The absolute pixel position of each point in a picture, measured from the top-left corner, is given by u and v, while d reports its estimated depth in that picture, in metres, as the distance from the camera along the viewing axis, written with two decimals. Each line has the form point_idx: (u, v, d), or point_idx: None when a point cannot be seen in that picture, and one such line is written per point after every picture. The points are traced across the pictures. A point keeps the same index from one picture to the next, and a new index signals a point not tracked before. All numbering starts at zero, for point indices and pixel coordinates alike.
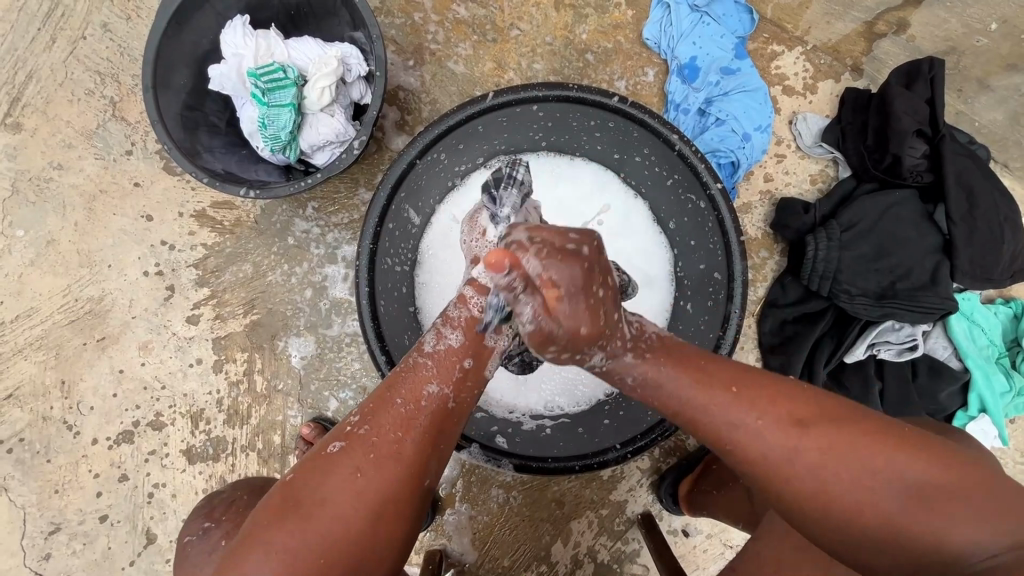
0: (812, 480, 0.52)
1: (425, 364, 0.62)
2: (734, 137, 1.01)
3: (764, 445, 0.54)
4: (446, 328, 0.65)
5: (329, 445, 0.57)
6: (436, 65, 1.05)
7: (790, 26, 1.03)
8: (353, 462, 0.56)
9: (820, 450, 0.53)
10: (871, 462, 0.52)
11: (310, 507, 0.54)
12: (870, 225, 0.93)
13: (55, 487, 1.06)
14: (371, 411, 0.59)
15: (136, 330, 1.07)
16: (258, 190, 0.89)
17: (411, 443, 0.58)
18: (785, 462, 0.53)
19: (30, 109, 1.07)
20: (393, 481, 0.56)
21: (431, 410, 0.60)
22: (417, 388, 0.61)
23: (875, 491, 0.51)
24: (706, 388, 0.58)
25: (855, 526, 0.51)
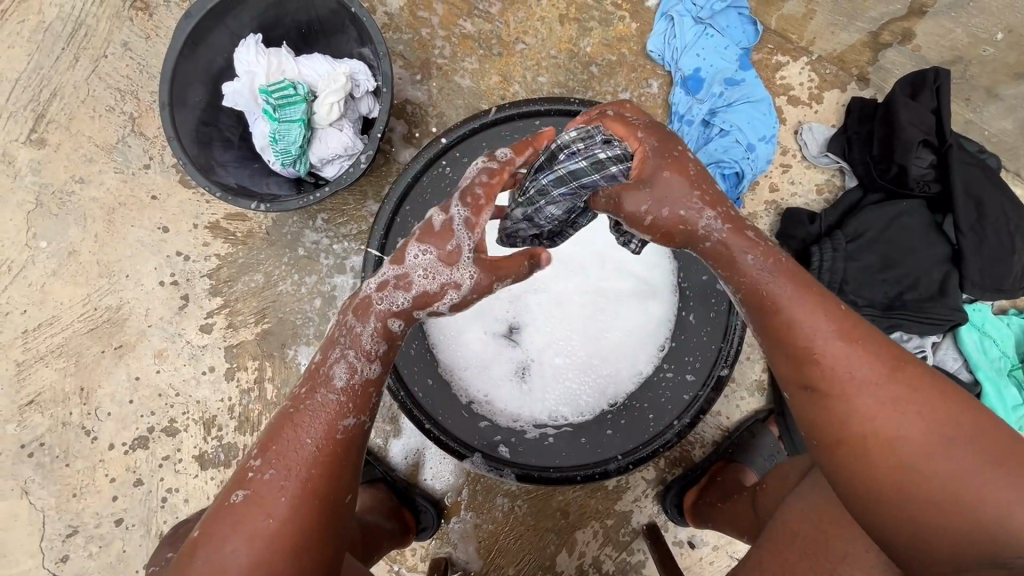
0: (889, 418, 0.53)
1: (333, 398, 0.59)
2: (739, 147, 1.01)
3: (846, 368, 0.55)
4: (357, 357, 0.60)
5: (232, 495, 0.55)
6: (443, 79, 1.07)
7: (795, 37, 1.03)
8: (263, 507, 0.54)
9: (898, 393, 0.53)
10: (956, 426, 0.51)
11: (218, 557, 0.53)
12: (876, 235, 0.92)
13: (73, 490, 1.09)
14: (277, 450, 0.57)
15: (151, 338, 1.11)
16: (269, 203, 0.91)
17: (328, 476, 0.57)
18: (853, 387, 0.54)
19: (54, 125, 1.12)
20: (304, 518, 0.55)
21: (345, 443, 0.58)
22: (331, 421, 0.58)
23: (941, 451, 0.50)
24: (809, 301, 0.57)
25: (895, 470, 0.51)
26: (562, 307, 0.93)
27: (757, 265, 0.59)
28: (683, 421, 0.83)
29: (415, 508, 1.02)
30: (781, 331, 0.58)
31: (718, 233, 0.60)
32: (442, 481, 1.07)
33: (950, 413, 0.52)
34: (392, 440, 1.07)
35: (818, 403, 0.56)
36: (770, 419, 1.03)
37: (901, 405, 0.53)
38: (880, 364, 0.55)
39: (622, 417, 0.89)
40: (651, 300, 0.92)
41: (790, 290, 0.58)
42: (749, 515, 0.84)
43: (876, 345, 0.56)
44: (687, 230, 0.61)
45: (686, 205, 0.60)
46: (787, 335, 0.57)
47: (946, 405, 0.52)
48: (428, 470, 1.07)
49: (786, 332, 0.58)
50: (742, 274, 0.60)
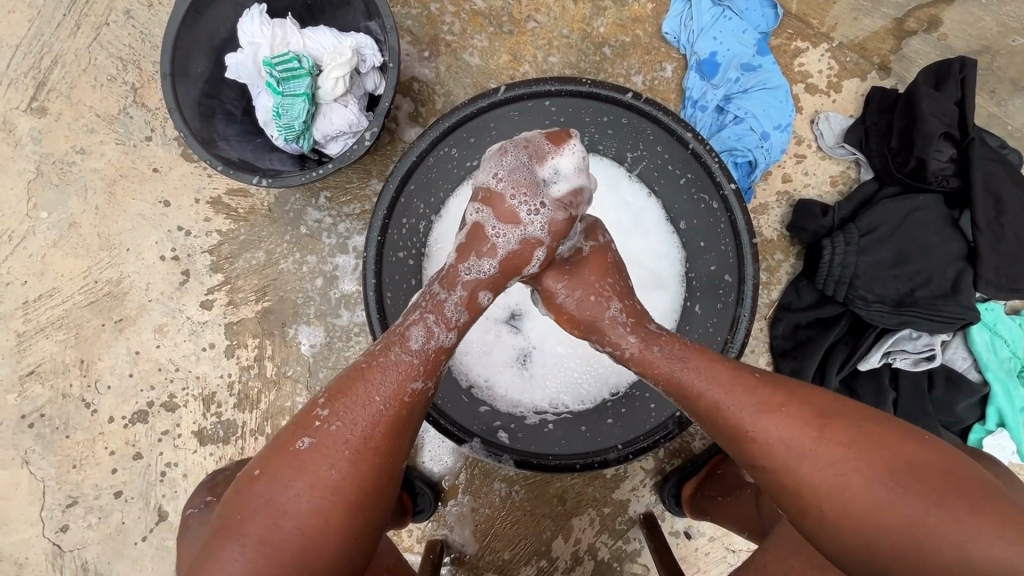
0: (839, 486, 0.54)
1: (408, 361, 0.64)
2: (753, 136, 0.98)
3: (775, 445, 0.57)
4: (438, 328, 0.66)
5: (301, 441, 0.60)
6: (451, 56, 1.05)
7: (816, 22, 1.00)
8: (327, 458, 0.59)
9: (833, 458, 0.55)
10: (904, 474, 0.53)
11: (284, 496, 0.58)
12: (890, 230, 0.90)
13: (73, 462, 1.10)
14: (345, 403, 0.61)
15: (152, 313, 1.10)
16: (271, 179, 0.90)
17: (390, 439, 0.61)
18: (794, 464, 0.56)
19: (55, 93, 1.10)
20: (363, 475, 0.60)
21: (410, 406, 0.63)
22: (400, 383, 0.63)
23: (892, 502, 0.52)
24: (725, 382, 0.60)
25: (864, 532, 0.53)
26: None
27: (671, 346, 0.64)
28: (683, 410, 0.77)
29: (413, 491, 1.03)
30: (711, 414, 0.60)
31: (625, 329, 0.67)
32: (440, 464, 1.07)
33: (894, 464, 0.53)
34: None
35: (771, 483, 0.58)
36: None
37: (843, 470, 0.54)
38: (807, 432, 0.56)
39: (623, 406, 0.88)
40: (656, 289, 0.90)
41: (705, 375, 0.61)
42: (750, 508, 0.84)
43: (803, 410, 0.58)
44: (596, 321, 0.69)
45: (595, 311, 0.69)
46: (718, 418, 0.60)
47: (881, 449, 0.54)
48: (427, 452, 1.07)
49: (716, 417, 0.60)
50: (658, 368, 0.64)
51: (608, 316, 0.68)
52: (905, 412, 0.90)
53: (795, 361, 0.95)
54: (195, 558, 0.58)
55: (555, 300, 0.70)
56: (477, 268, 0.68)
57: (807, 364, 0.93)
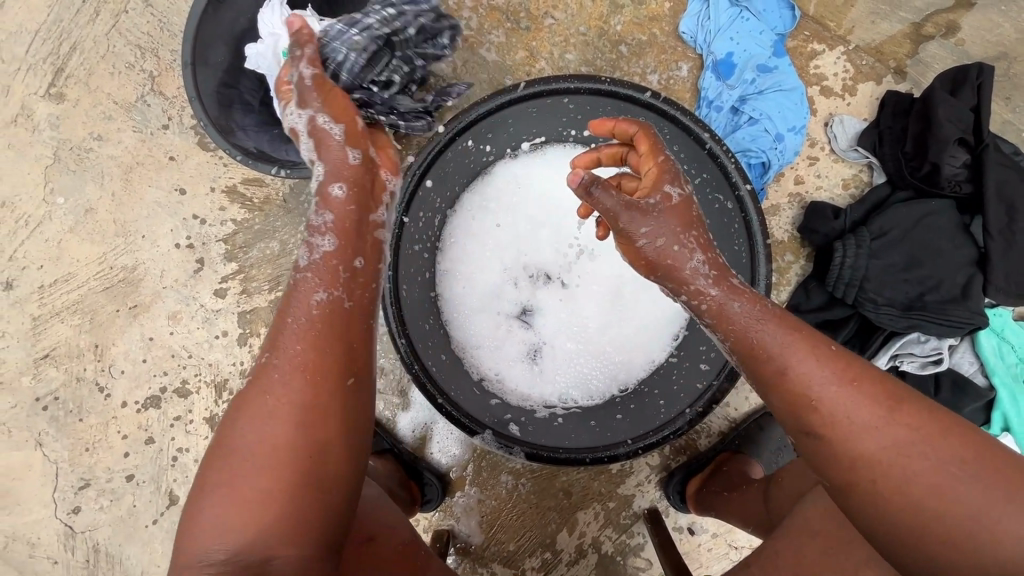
0: (900, 465, 0.52)
1: (306, 277, 0.64)
2: (767, 137, 0.99)
3: (844, 414, 0.55)
4: (316, 238, 0.66)
5: (243, 384, 0.60)
6: (468, 51, 1.05)
7: (833, 24, 1.00)
8: (262, 388, 0.59)
9: (903, 437, 0.53)
10: (972, 465, 0.52)
11: (236, 436, 0.58)
12: (901, 234, 0.90)
13: (86, 445, 1.12)
14: (279, 341, 0.62)
15: (166, 300, 1.11)
16: (289, 170, 0.91)
17: (314, 347, 0.61)
18: (861, 436, 0.54)
19: (73, 80, 1.11)
20: (300, 392, 0.59)
21: (327, 314, 0.63)
22: (308, 295, 0.63)
23: (956, 490, 0.51)
24: (802, 347, 0.57)
25: (917, 514, 0.51)
26: (582, 291, 0.95)
27: (748, 304, 0.60)
28: (696, 409, 0.79)
29: (421, 481, 1.05)
30: (779, 378, 0.57)
31: (707, 279, 0.60)
32: (448, 455, 1.08)
33: (959, 456, 0.52)
34: (400, 414, 1.08)
35: (827, 452, 0.55)
36: None
37: (906, 452, 0.53)
38: (880, 408, 0.54)
39: (632, 403, 0.89)
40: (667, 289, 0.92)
41: (784, 336, 0.58)
42: (759, 504, 0.85)
43: (872, 387, 0.55)
44: (673, 267, 0.61)
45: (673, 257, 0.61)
46: (787, 381, 0.57)
47: (951, 439, 0.53)
48: (435, 443, 1.08)
49: (784, 383, 0.57)
50: (733, 323, 0.60)
51: (688, 267, 0.61)
52: None
53: None
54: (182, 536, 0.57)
55: (635, 244, 0.62)
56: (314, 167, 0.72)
57: None
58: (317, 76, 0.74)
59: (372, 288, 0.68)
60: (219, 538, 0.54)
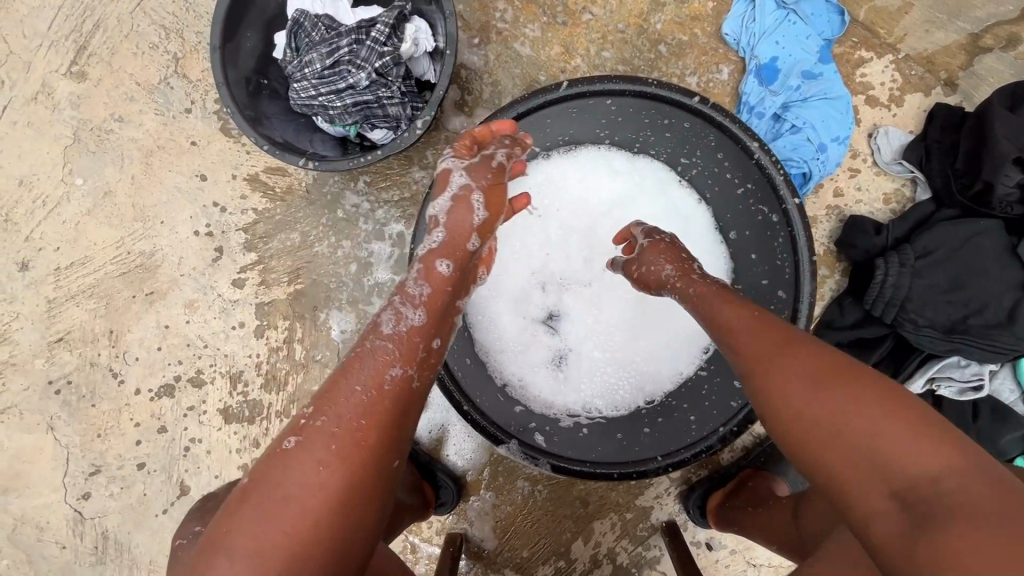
0: (827, 410, 0.53)
1: (386, 347, 0.62)
2: (810, 146, 0.95)
3: (774, 363, 0.58)
4: (407, 307, 0.65)
5: (286, 441, 0.56)
6: (502, 45, 1.02)
7: (884, 32, 0.96)
8: (315, 457, 0.55)
9: (828, 383, 0.54)
10: (905, 418, 0.50)
11: (271, 505, 0.53)
12: (947, 254, 0.87)
13: (98, 431, 1.10)
14: (331, 402, 0.58)
15: (183, 288, 1.09)
16: (316, 161, 0.88)
17: (378, 429, 0.58)
18: (788, 380, 0.56)
19: (95, 59, 1.08)
20: (353, 473, 0.55)
21: (394, 391, 0.60)
22: (380, 368, 0.61)
23: (890, 437, 0.49)
24: (747, 318, 0.63)
25: (846, 458, 0.51)
26: (613, 299, 0.92)
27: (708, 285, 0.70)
28: (730, 428, 0.77)
29: (436, 483, 1.03)
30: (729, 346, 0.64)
31: (671, 270, 0.74)
32: (464, 458, 1.06)
33: (890, 411, 0.50)
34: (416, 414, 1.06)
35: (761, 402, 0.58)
36: None
37: (842, 406, 0.52)
38: (810, 362, 0.56)
39: (660, 416, 0.87)
40: None
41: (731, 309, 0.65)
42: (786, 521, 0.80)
43: (811, 352, 0.58)
44: (652, 273, 0.76)
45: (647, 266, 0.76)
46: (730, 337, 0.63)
47: (888, 396, 0.52)
48: (452, 445, 1.06)
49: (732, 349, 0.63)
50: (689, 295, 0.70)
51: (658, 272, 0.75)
52: None
53: None
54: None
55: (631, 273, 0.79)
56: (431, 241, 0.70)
57: None
58: (504, 166, 0.74)
59: (436, 368, 0.67)
60: None
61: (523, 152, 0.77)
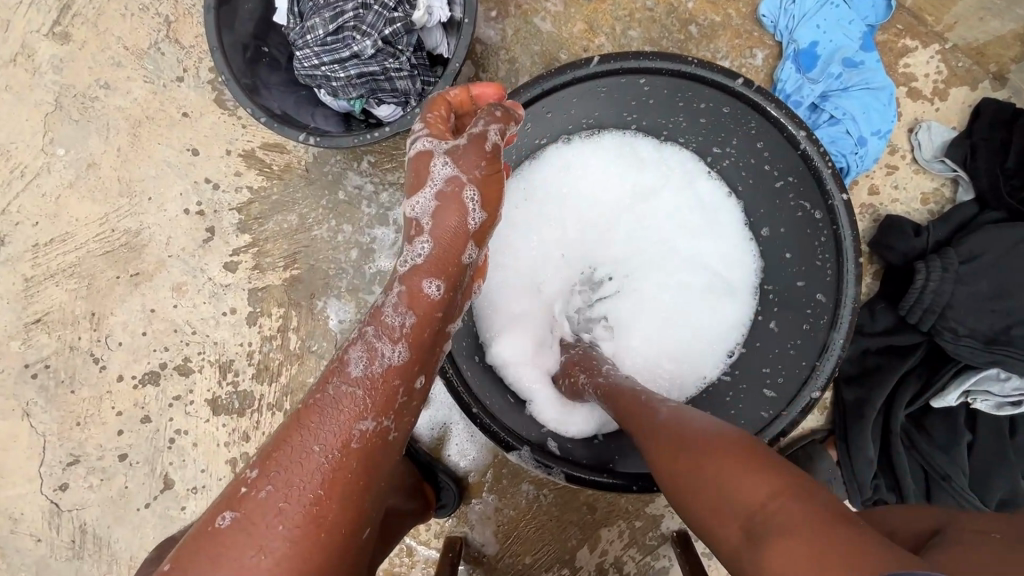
0: (687, 477, 0.52)
1: (357, 394, 0.56)
2: (848, 140, 0.89)
3: (651, 432, 0.58)
4: (383, 344, 0.58)
5: (222, 517, 0.50)
6: (521, 19, 0.95)
7: (931, 19, 0.90)
8: (256, 538, 0.49)
9: (689, 449, 0.53)
10: (745, 478, 0.48)
11: None
12: (995, 259, 0.81)
13: (77, 419, 1.04)
14: (280, 466, 0.52)
15: (171, 270, 1.02)
16: (319, 137, 0.81)
17: (335, 501, 0.52)
18: (655, 451, 0.56)
19: (80, 19, 1.00)
20: (302, 557, 0.49)
21: (360, 450, 0.54)
22: (346, 423, 0.54)
23: (737, 496, 0.47)
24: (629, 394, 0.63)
25: (713, 524, 0.49)
26: (635, 293, 0.85)
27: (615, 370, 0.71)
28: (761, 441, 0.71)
29: (437, 484, 0.98)
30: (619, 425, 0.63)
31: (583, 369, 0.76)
32: (466, 458, 1.00)
33: (724, 460, 0.49)
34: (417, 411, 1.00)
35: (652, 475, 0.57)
36: (828, 442, 0.92)
37: (703, 471, 0.50)
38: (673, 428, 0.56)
39: None
40: (728, 299, 0.82)
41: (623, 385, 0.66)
42: None
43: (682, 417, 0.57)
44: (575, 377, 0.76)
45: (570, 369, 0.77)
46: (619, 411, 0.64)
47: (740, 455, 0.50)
48: (453, 445, 1.00)
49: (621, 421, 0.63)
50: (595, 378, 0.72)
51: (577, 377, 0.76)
52: (981, 457, 0.85)
53: (861, 390, 0.89)
54: None
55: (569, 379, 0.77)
56: (413, 255, 0.63)
57: (876, 395, 0.87)
58: (495, 148, 0.64)
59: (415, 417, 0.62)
60: None
61: (516, 124, 0.66)
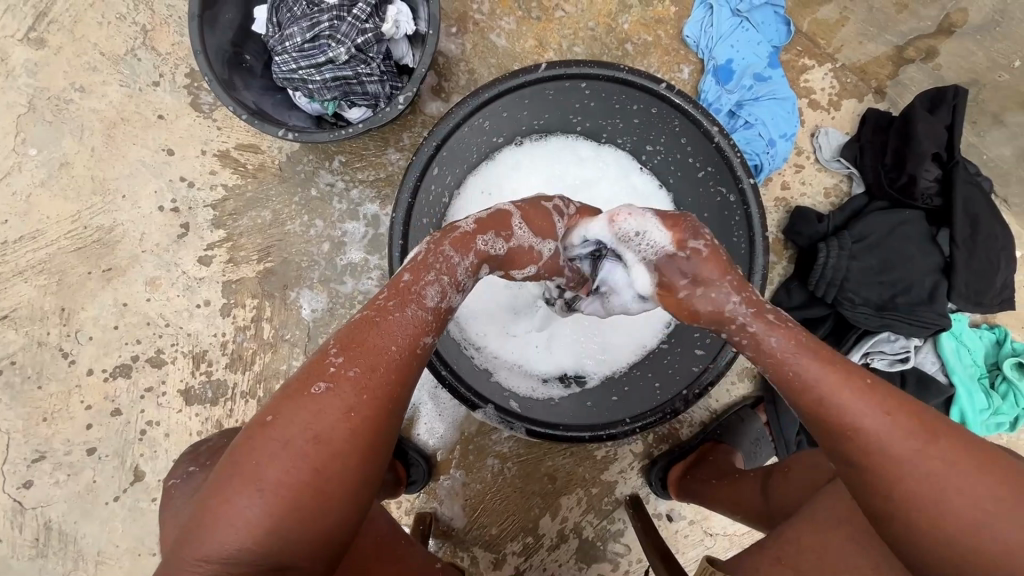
0: (915, 482, 0.50)
1: (427, 317, 0.60)
2: (761, 141, 1.04)
3: (873, 430, 0.51)
4: (454, 290, 0.63)
5: (315, 385, 0.53)
6: (478, 35, 1.06)
7: (823, 43, 1.07)
8: (343, 404, 0.53)
9: (921, 454, 0.50)
10: (987, 486, 0.50)
11: (292, 440, 0.52)
12: (879, 239, 0.97)
13: (44, 415, 1.04)
14: (357, 353, 0.55)
15: (144, 265, 1.06)
16: (297, 133, 0.89)
17: (401, 386, 0.57)
18: (884, 452, 0.51)
19: (56, 26, 1.04)
20: (382, 423, 0.55)
21: (424, 358, 0.59)
22: (414, 336, 0.58)
23: (979, 513, 0.49)
24: (873, 399, 0.52)
25: (932, 528, 0.50)
26: None
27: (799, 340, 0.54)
28: (692, 391, 0.81)
29: (407, 461, 1.03)
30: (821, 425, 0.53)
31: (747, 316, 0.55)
32: (434, 437, 1.07)
33: (970, 477, 0.50)
34: None
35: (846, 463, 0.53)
36: (759, 407, 1.07)
37: (939, 482, 0.50)
38: (901, 427, 0.51)
39: (626, 385, 0.92)
40: None
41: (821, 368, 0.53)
42: (755, 493, 0.84)
43: (910, 412, 0.52)
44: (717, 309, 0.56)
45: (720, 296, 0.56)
46: (808, 392, 0.53)
47: (980, 466, 0.50)
48: (422, 425, 1.07)
49: (811, 404, 0.53)
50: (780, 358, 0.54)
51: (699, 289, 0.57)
52: None
53: None
54: (195, 506, 0.52)
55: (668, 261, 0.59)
56: (492, 245, 0.67)
57: None
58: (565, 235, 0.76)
59: None
60: (249, 536, 0.50)
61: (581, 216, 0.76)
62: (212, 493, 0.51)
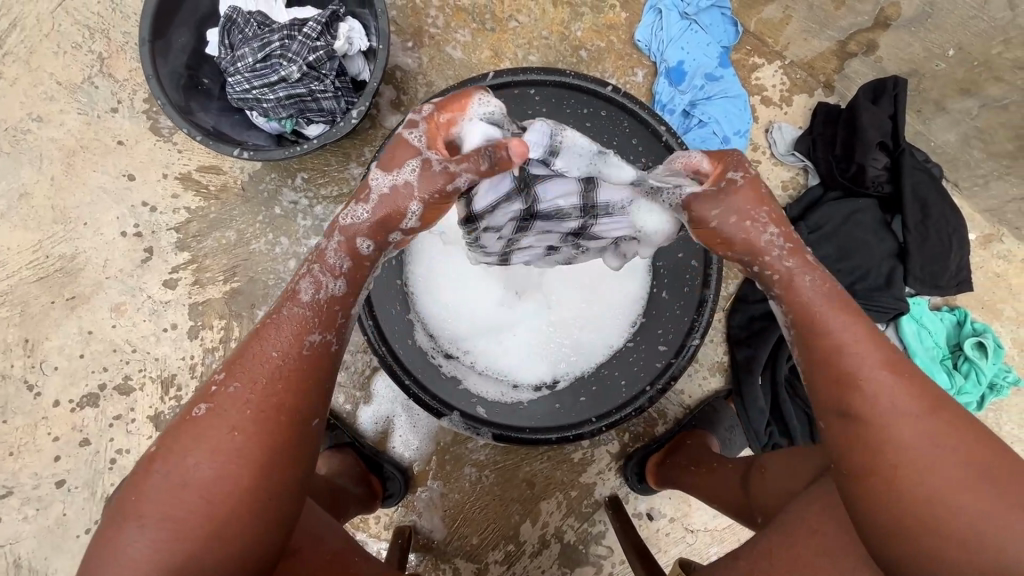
0: (895, 433, 0.52)
1: (304, 314, 0.58)
2: (715, 139, 1.07)
3: (866, 373, 0.54)
4: (326, 275, 0.59)
5: (194, 409, 0.55)
6: (434, 49, 1.08)
7: (771, 40, 1.10)
8: (227, 422, 0.54)
9: (909, 409, 0.53)
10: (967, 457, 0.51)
11: (182, 466, 0.53)
12: (833, 228, 1.00)
13: (10, 449, 1.03)
14: (240, 366, 0.56)
15: (109, 291, 1.05)
16: (253, 151, 0.89)
17: (290, 393, 0.56)
18: (873, 395, 0.54)
19: (12, 58, 1.05)
20: (274, 438, 0.54)
21: (312, 358, 0.57)
22: (296, 335, 0.57)
23: (954, 477, 0.50)
24: (871, 347, 0.55)
25: (900, 479, 0.52)
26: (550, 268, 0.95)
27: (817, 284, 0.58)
28: (657, 386, 0.86)
29: (383, 475, 1.03)
30: (818, 358, 0.56)
31: (781, 252, 0.59)
32: (410, 449, 1.07)
33: (953, 446, 0.51)
34: (361, 408, 1.07)
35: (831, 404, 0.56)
36: (731, 399, 1.08)
37: (920, 438, 0.52)
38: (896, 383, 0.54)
39: (593, 384, 0.92)
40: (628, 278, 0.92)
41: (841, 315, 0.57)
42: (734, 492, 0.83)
43: (910, 375, 0.55)
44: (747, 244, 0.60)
45: (753, 226, 0.60)
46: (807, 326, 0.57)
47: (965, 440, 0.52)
48: (397, 437, 1.07)
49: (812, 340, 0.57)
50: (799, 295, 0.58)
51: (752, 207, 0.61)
52: None
53: (749, 349, 1.04)
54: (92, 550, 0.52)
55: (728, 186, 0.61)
56: (354, 215, 0.60)
57: (761, 351, 1.03)
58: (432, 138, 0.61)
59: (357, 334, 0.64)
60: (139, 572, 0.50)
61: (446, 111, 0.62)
62: (104, 528, 0.52)
